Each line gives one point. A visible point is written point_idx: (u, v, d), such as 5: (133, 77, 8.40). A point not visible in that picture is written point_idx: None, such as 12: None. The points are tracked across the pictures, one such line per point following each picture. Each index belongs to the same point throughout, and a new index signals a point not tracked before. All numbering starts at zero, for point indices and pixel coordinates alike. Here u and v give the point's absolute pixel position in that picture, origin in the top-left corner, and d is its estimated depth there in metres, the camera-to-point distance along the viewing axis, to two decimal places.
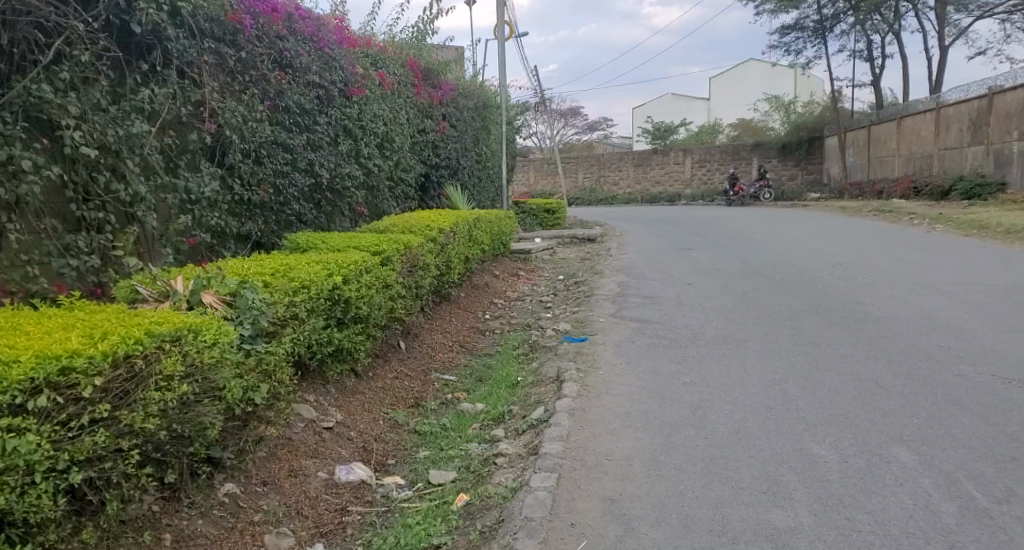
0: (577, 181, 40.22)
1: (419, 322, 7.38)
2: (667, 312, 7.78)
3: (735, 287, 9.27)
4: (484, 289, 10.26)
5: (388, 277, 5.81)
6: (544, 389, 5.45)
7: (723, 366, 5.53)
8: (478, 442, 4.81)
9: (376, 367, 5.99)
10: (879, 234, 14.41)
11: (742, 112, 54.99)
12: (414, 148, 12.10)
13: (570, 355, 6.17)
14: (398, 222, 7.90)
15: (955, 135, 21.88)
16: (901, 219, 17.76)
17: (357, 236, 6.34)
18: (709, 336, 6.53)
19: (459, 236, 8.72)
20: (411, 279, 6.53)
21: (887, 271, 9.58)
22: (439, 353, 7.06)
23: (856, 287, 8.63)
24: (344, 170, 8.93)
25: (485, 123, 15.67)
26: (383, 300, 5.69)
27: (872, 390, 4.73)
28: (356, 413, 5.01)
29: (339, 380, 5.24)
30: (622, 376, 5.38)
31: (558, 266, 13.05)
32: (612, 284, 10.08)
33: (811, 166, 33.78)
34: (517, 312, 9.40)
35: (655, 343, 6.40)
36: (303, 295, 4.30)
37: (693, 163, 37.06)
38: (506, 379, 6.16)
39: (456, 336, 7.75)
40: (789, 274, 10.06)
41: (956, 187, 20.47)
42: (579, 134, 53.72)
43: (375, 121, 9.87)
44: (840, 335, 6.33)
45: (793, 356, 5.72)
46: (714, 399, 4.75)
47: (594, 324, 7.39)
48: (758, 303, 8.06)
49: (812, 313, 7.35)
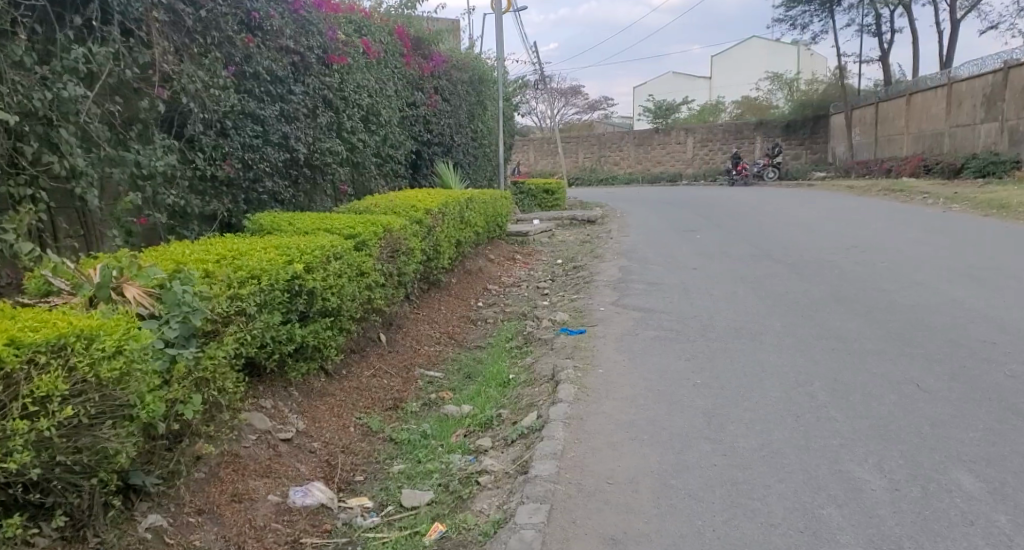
0: (577, 161, 39.42)
1: (403, 312, 6.75)
2: (674, 300, 7.15)
3: (745, 272, 8.64)
4: (478, 275, 9.63)
5: (363, 262, 5.19)
6: (538, 389, 4.84)
7: (739, 364, 4.91)
8: (462, 454, 4.18)
9: (352, 364, 5.37)
10: (894, 215, 13.78)
11: (744, 90, 54.03)
12: (404, 123, 11.43)
13: (567, 350, 5.56)
14: (381, 203, 7.24)
15: (968, 112, 21.17)
16: (914, 199, 17.07)
17: (330, 217, 5.69)
18: (720, 329, 5.91)
19: (450, 217, 8.07)
20: (392, 266, 5.90)
21: (908, 256, 8.94)
22: (424, 347, 6.45)
23: (878, 273, 8.01)
24: (322, 145, 8.28)
25: (482, 98, 14.96)
26: (356, 288, 5.07)
27: (914, 395, 4.14)
28: (322, 421, 4.40)
29: (304, 381, 4.63)
30: (627, 376, 4.77)
31: (556, 249, 12.40)
32: (613, 269, 9.43)
33: (816, 145, 33.01)
34: (512, 299, 8.78)
35: (661, 336, 5.78)
36: (252, 286, 3.68)
37: (695, 142, 36.30)
38: (497, 376, 5.53)
39: (445, 327, 7.13)
40: (802, 258, 9.42)
41: (968, 165, 19.77)
42: (579, 113, 52.77)
43: (358, 92, 9.20)
44: (868, 327, 5.73)
45: (818, 353, 5.10)
46: (733, 405, 4.14)
47: (593, 313, 6.76)
48: (773, 291, 7.43)
49: (833, 301, 6.75)
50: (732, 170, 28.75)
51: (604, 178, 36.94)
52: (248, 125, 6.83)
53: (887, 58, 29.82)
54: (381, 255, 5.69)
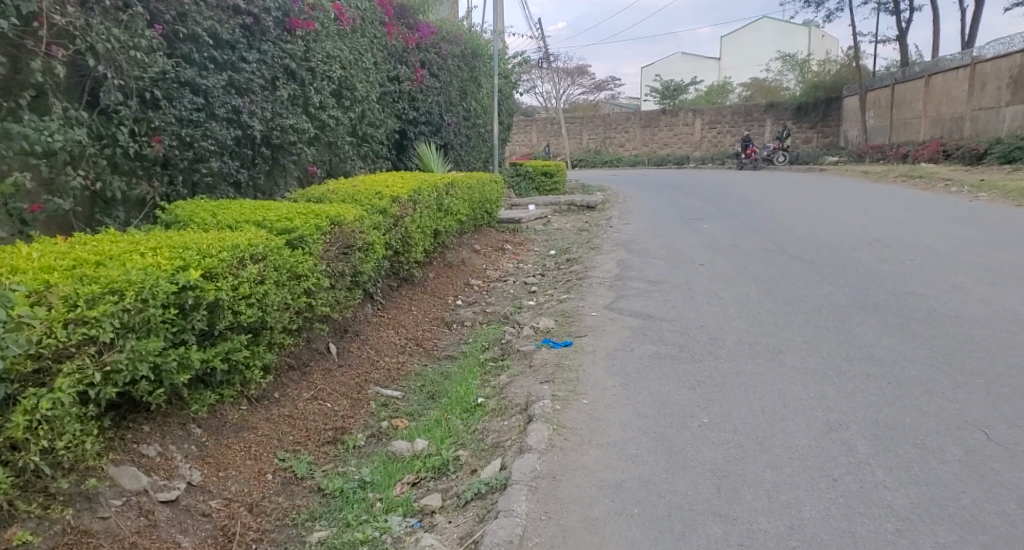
0: (581, 143, 38.32)
1: (362, 316, 5.85)
2: (676, 305, 6.22)
3: (758, 271, 7.70)
4: (459, 268, 8.73)
5: (300, 262, 4.28)
6: (507, 424, 3.94)
7: (754, 395, 3.99)
8: (404, 515, 3.28)
9: (287, 386, 4.47)
10: (916, 204, 12.79)
11: (754, 71, 52.64)
12: (385, 99, 10.50)
13: (546, 371, 4.65)
14: (340, 189, 6.31)
15: (992, 94, 20.07)
16: (935, 186, 16.06)
17: (267, 206, 4.78)
18: (732, 344, 4.99)
19: (425, 205, 7.14)
20: (343, 266, 4.99)
21: (941, 253, 8.00)
22: (385, 358, 5.54)
23: (908, 274, 7.06)
24: (281, 122, 7.38)
25: (476, 74, 13.95)
26: (288, 294, 4.17)
27: (984, 450, 3.24)
28: (229, 467, 3.49)
29: (213, 412, 3.71)
30: (618, 410, 3.84)
31: (550, 239, 11.50)
32: (610, 264, 8.50)
33: (827, 129, 31.88)
34: (495, 297, 7.87)
35: (660, 353, 4.86)
36: (112, 303, 2.78)
37: (703, 124, 35.20)
38: (463, 400, 4.62)
39: (413, 332, 6.24)
40: (821, 254, 8.48)
41: (992, 150, 18.71)
42: (585, 94, 51.45)
43: (328, 63, 8.28)
44: (906, 343, 4.81)
45: (853, 381, 4.17)
46: (749, 461, 3.22)
47: (583, 321, 5.84)
48: (790, 295, 6.50)
49: (861, 309, 5.83)
50: (741, 153, 27.77)
51: (609, 160, 35.92)
52: (185, 96, 5.92)
53: (905, 38, 28.58)
54: (328, 252, 4.79)
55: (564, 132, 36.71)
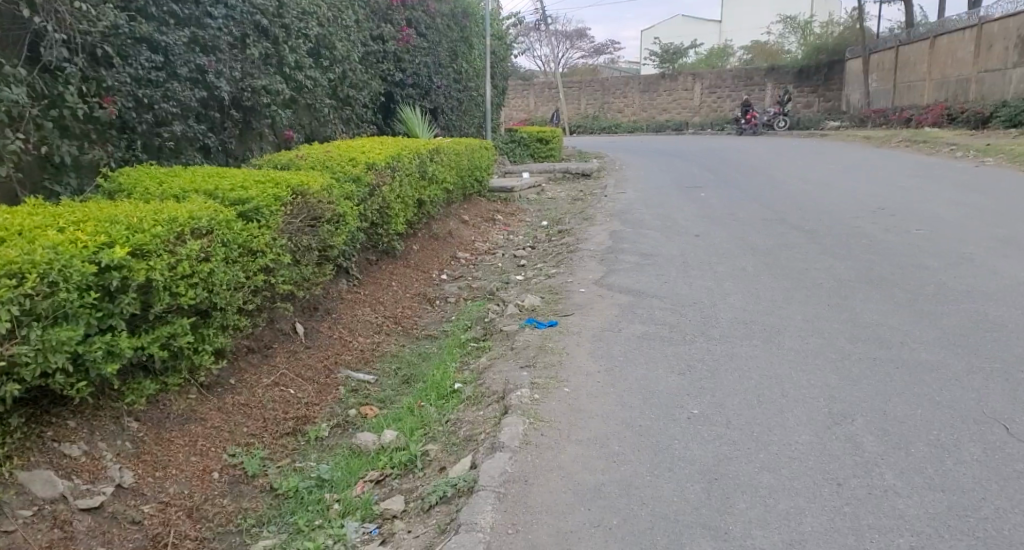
0: (579, 108, 37.65)
1: (334, 293, 5.50)
2: (669, 281, 5.89)
3: (756, 243, 7.36)
4: (445, 240, 8.37)
5: (254, 235, 3.93)
6: (483, 413, 3.63)
7: (750, 382, 3.66)
8: (362, 520, 2.97)
9: (245, 371, 4.14)
10: (921, 170, 12.38)
11: (755, 34, 51.70)
12: (368, 59, 10.05)
13: (528, 355, 4.35)
14: (310, 156, 5.93)
15: (999, 55, 19.52)
16: (939, 151, 15.64)
17: (224, 174, 4.42)
18: (727, 324, 4.67)
19: (405, 172, 6.75)
20: (308, 239, 4.63)
21: (948, 223, 7.64)
22: (359, 338, 5.20)
23: (914, 246, 6.71)
24: (251, 83, 6.98)
25: (468, 35, 13.45)
26: (241, 271, 3.83)
27: (1007, 447, 2.90)
28: (170, 465, 3.16)
29: (154, 402, 3.39)
30: (602, 400, 3.51)
31: (543, 208, 11.12)
32: (602, 236, 8.16)
33: (829, 93, 31.27)
34: (482, 271, 7.53)
35: (649, 335, 4.54)
36: (13, 288, 2.50)
37: (703, 89, 34.55)
38: (439, 386, 4.29)
39: (391, 310, 5.90)
40: (823, 224, 8.13)
41: (998, 113, 18.24)
42: (584, 58, 50.53)
43: (303, 20, 7.86)
44: (914, 322, 4.48)
45: (859, 365, 3.83)
46: (743, 461, 2.89)
47: (570, 299, 5.59)
48: (790, 268, 6.16)
49: (865, 283, 5.48)
50: (741, 118, 27.25)
51: (607, 126, 35.33)
52: (141, 54, 5.53)
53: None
54: (291, 224, 4.43)
55: (561, 97, 36.06)
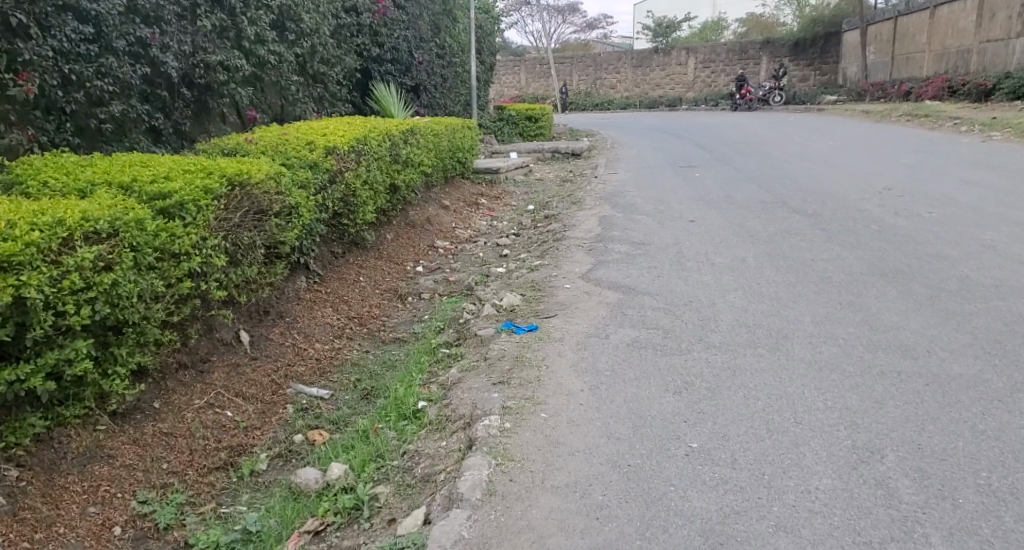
0: (570, 85, 36.88)
1: (290, 293, 4.94)
2: (663, 277, 5.36)
3: (757, 231, 6.80)
4: (422, 227, 7.79)
5: (178, 236, 3.36)
6: (444, 444, 3.08)
7: (757, 404, 3.11)
8: None
9: (173, 392, 3.57)
10: (925, 146, 11.82)
11: (749, 8, 50.80)
12: (341, 33, 9.40)
13: (502, 368, 3.81)
14: (263, 139, 5.34)
15: (1002, 25, 18.88)
16: (942, 126, 15.05)
17: (148, 164, 3.85)
18: (728, 329, 4.13)
19: (373, 156, 6.15)
20: (249, 236, 4.05)
21: (963, 205, 7.07)
22: (316, 346, 4.64)
23: (929, 232, 6.16)
24: (203, 58, 6.37)
25: (452, 8, 12.76)
26: (160, 279, 3.26)
27: None
28: (55, 523, 2.67)
29: (45, 440, 2.84)
30: (583, 431, 2.96)
31: (530, 191, 10.54)
32: (591, 222, 7.60)
33: (825, 66, 30.57)
34: (461, 262, 6.97)
35: (639, 344, 4.01)
36: None
37: (696, 64, 33.81)
38: (400, 404, 3.74)
39: (356, 309, 5.35)
40: (827, 207, 7.57)
41: (1002, 86, 17.65)
42: (575, 34, 49.55)
43: None
44: (940, 324, 3.94)
45: (884, 378, 3.28)
46: (754, 517, 2.34)
47: (554, 298, 5.06)
48: (794, 259, 5.62)
49: (878, 276, 4.96)
50: (736, 93, 26.59)
51: (599, 102, 34.60)
52: (66, 24, 4.94)
53: None
54: (227, 220, 3.85)
55: (553, 72, 35.29)
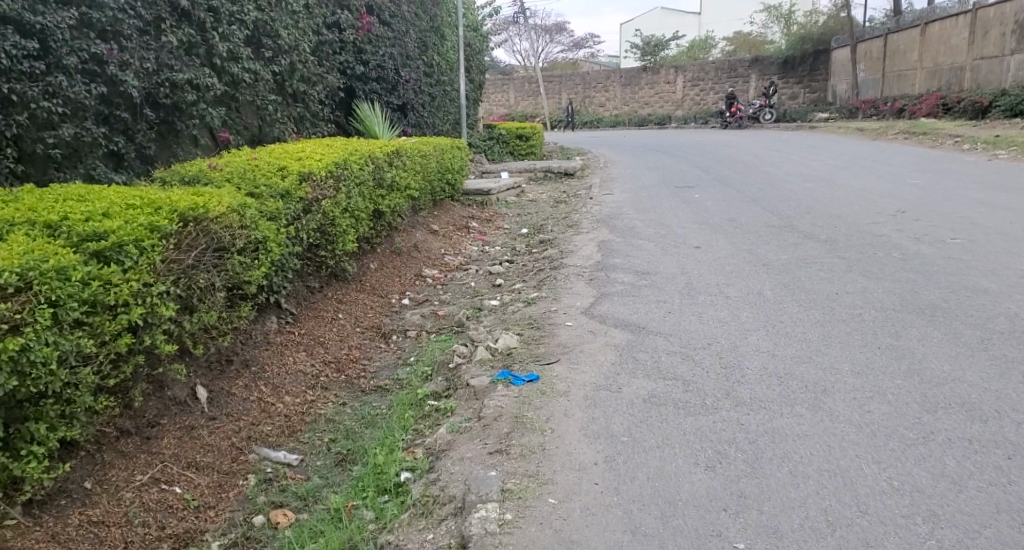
0: (559, 103, 36.53)
1: (258, 338, 4.38)
2: (674, 314, 4.84)
3: (770, 258, 6.31)
4: (409, 254, 7.26)
5: (114, 284, 2.81)
6: (431, 537, 2.55)
7: (809, 485, 2.61)
8: None
9: (110, 467, 3.01)
10: (929, 165, 11.43)
11: (735, 26, 51.00)
12: (324, 51, 8.93)
13: (500, 430, 3.28)
14: (228, 166, 4.81)
15: (995, 42, 18.66)
16: (942, 144, 14.70)
17: (87, 197, 3.32)
18: (757, 381, 3.61)
19: (353, 182, 5.63)
20: (207, 277, 3.50)
21: (987, 230, 6.62)
22: (286, 400, 4.08)
23: (957, 260, 5.69)
24: (169, 76, 5.85)
25: (439, 25, 12.32)
26: (92, 337, 2.71)
27: None
28: None
29: None
30: (600, 526, 2.46)
31: (523, 213, 10.04)
32: (589, 248, 7.09)
33: (815, 83, 30.39)
34: (451, 293, 6.44)
35: (656, 400, 3.48)
36: None
37: (685, 82, 33.57)
38: (381, 476, 3.19)
39: (334, 353, 4.80)
40: (840, 233, 7.10)
41: (997, 103, 17.38)
42: (563, 53, 49.34)
43: (235, 4, 6.76)
44: (1000, 375, 3.44)
45: (956, 449, 2.78)
46: None
47: (555, 339, 4.53)
48: (816, 292, 5.12)
49: (915, 314, 4.46)
50: (727, 111, 26.28)
51: (589, 120, 34.33)
52: (7, 39, 4.46)
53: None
54: (179, 260, 3.31)
55: (542, 91, 34.96)
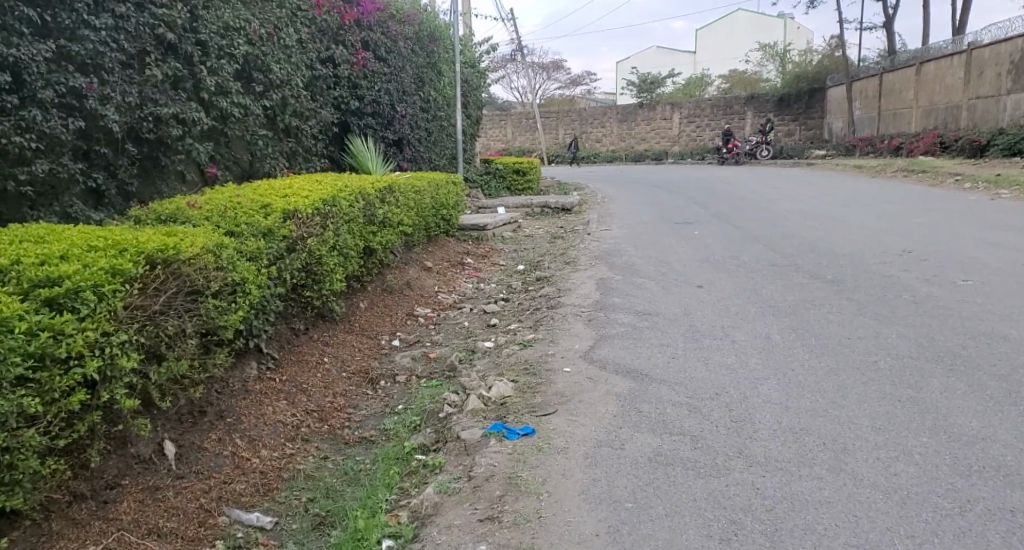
0: (557, 139, 36.61)
1: (235, 386, 4.10)
2: (678, 360, 4.58)
3: (775, 299, 6.07)
4: (401, 293, 7.00)
5: (67, 335, 2.57)
6: None
7: None
8: None
9: (59, 536, 2.73)
10: (932, 204, 11.25)
11: (730, 65, 51.52)
12: (317, 86, 8.79)
13: (491, 492, 3.00)
14: (209, 204, 4.58)
15: (991, 82, 18.68)
16: (943, 182, 14.58)
17: (46, 239, 3.08)
18: (770, 438, 3.35)
19: (342, 220, 5.39)
20: (177, 324, 3.24)
21: (998, 272, 6.40)
22: (263, 455, 3.79)
23: (972, 304, 5.45)
24: (153, 111, 5.66)
25: (437, 61, 12.22)
26: (38, 396, 2.45)
27: None
28: None
29: None
30: None
31: (519, 250, 9.81)
32: (587, 287, 6.85)
33: (811, 120, 30.50)
34: (444, 334, 6.17)
35: (663, 459, 3.21)
36: None
37: (682, 118, 33.69)
38: (361, 543, 2.91)
39: (317, 401, 4.51)
40: (847, 272, 6.88)
41: (995, 142, 17.33)
42: (561, 89, 49.68)
43: (226, 38, 6.60)
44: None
45: (997, 522, 2.55)
46: None
47: (552, 387, 4.26)
48: (827, 337, 4.87)
49: (934, 362, 4.20)
50: (724, 147, 26.28)
51: (586, 155, 34.36)
52: None
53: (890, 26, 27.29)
54: (145, 307, 3.06)
55: (539, 127, 35.06)
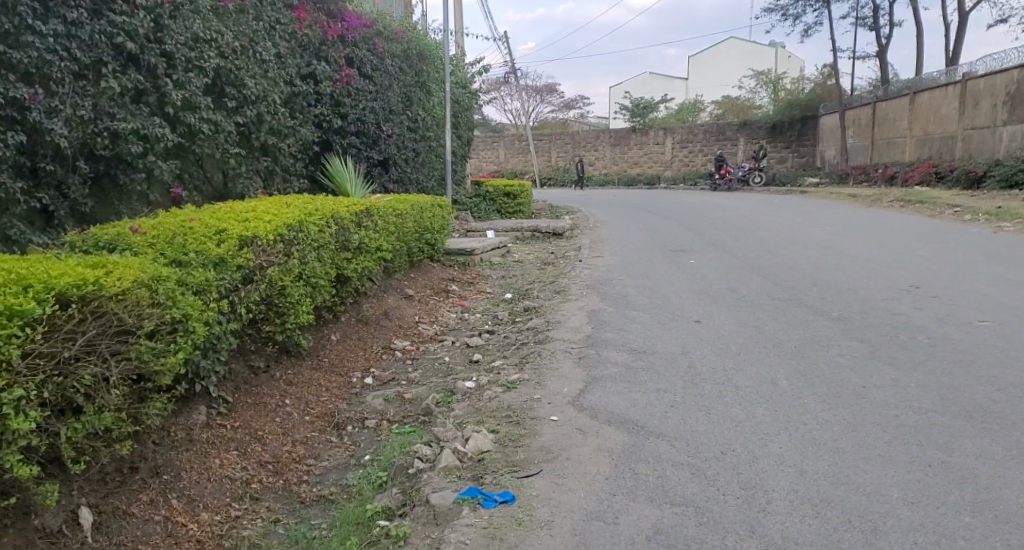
0: (548, 161, 36.36)
1: (175, 436, 3.61)
2: (677, 409, 4.12)
3: (780, 338, 5.63)
4: (378, 324, 6.52)
5: None
6: None
7: None
8: None
9: None
10: (934, 236, 10.86)
11: (722, 92, 51.65)
12: (297, 103, 8.36)
13: None
14: (157, 230, 4.12)
15: (986, 112, 18.47)
16: (942, 213, 14.25)
17: None
18: (787, 513, 2.89)
19: (311, 247, 4.91)
20: (98, 374, 2.76)
21: (1016, 313, 5.98)
22: (201, 519, 3.29)
23: (993, 349, 5.02)
24: (108, 126, 5.20)
25: (426, 80, 11.85)
26: None
27: None
28: None
29: None
30: None
31: (506, 277, 9.36)
32: (578, 320, 6.39)
33: (804, 148, 30.34)
34: (422, 371, 5.67)
35: (663, 542, 2.74)
36: None
37: (675, 143, 33.52)
38: None
39: (273, 452, 4.01)
40: (854, 309, 6.45)
41: (992, 173, 17.06)
42: (553, 113, 49.59)
43: (195, 49, 6.16)
44: None
45: None
46: None
47: (537, 440, 3.79)
48: (840, 385, 4.42)
49: (964, 420, 3.76)
50: (716, 172, 26.03)
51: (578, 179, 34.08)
52: None
53: None
54: (52, 356, 2.59)
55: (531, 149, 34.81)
